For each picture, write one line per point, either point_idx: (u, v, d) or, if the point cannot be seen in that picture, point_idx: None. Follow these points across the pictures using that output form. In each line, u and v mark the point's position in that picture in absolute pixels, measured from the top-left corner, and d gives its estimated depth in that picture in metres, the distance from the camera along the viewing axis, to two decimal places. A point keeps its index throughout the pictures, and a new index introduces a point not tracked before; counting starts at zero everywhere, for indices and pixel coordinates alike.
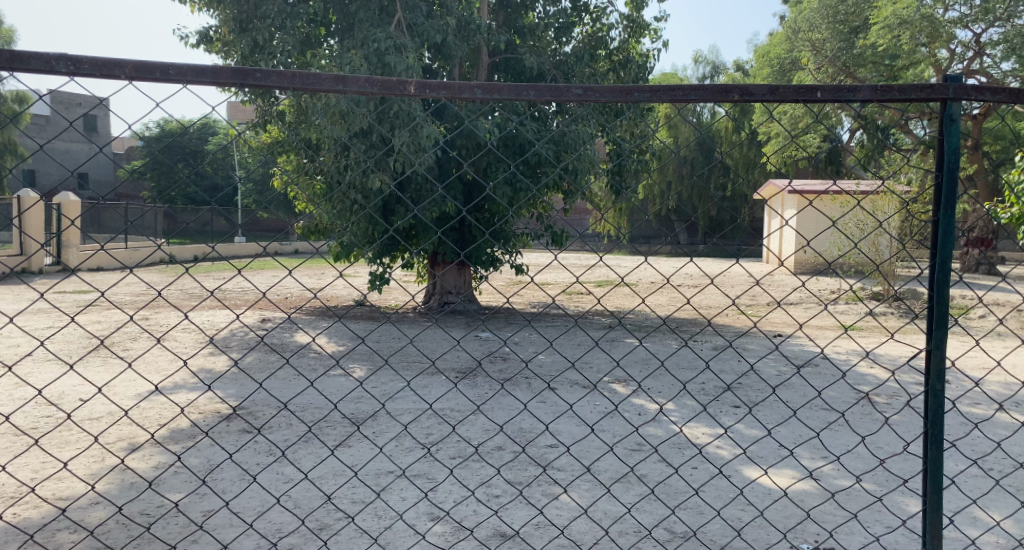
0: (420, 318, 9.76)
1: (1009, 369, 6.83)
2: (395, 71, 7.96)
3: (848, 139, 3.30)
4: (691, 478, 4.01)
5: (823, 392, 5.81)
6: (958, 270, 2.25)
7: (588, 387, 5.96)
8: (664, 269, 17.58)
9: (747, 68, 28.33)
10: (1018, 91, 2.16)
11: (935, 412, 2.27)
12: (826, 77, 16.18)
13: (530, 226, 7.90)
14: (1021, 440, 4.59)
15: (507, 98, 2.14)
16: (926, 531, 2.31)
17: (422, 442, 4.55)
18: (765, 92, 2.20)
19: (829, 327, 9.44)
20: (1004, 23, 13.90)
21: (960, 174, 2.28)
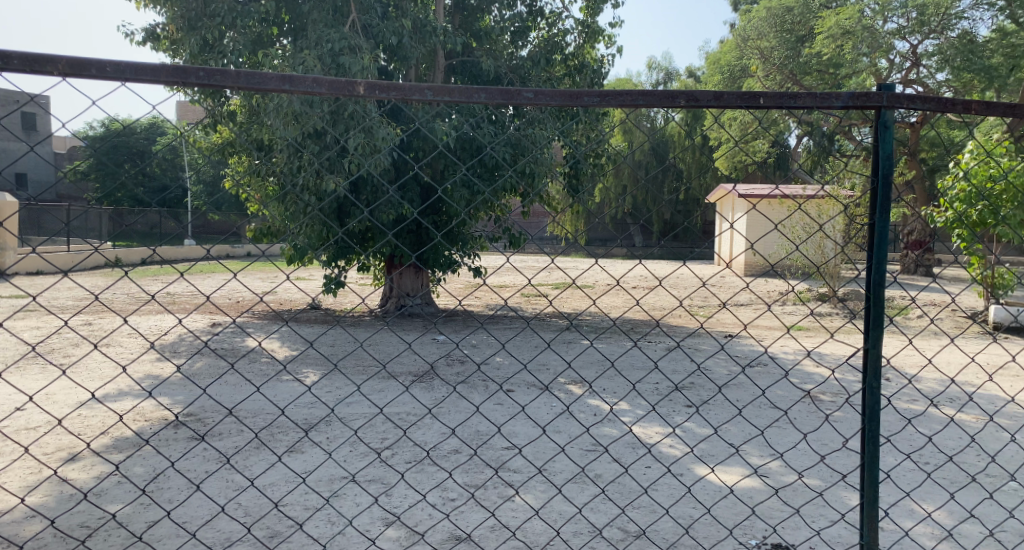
0: (374, 321, 9.74)
1: (941, 367, 7.16)
2: (349, 72, 7.95)
3: (800, 143, 3.43)
4: (642, 477, 4.09)
5: (769, 391, 5.98)
6: (893, 271, 2.34)
7: (542, 388, 6.02)
8: (617, 271, 17.88)
9: (699, 75, 29.10)
10: (947, 100, 2.26)
11: (871, 409, 2.37)
12: (774, 84, 16.82)
13: (486, 230, 7.94)
14: (953, 434, 4.82)
15: (458, 101, 2.16)
16: (862, 525, 2.39)
17: (374, 446, 4.54)
18: (710, 98, 2.26)
19: (773, 327, 9.76)
20: (938, 35, 14.48)
21: (895, 179, 2.37)
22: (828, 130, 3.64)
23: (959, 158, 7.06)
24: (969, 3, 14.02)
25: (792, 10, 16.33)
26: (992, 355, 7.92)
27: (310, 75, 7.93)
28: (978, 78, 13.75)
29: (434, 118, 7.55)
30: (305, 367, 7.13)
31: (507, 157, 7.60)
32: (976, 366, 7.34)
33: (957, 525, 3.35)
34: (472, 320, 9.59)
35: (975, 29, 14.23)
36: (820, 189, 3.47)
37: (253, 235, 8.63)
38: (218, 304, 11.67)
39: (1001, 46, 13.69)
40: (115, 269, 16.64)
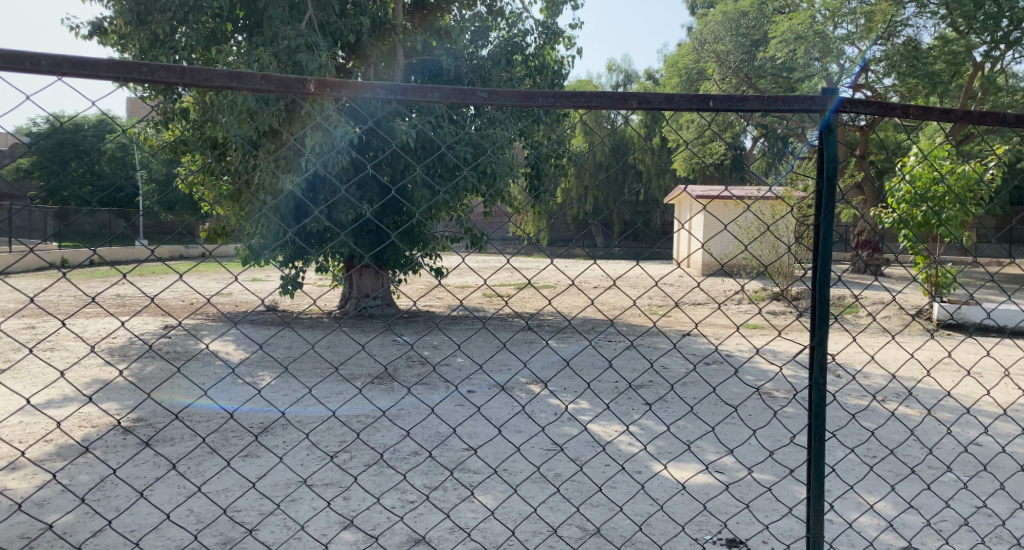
0: (328, 322, 9.66)
1: (884, 363, 7.39)
2: (307, 70, 7.84)
3: (754, 145, 3.49)
4: (598, 475, 4.13)
5: (721, 389, 6.09)
6: (837, 270, 2.40)
7: (499, 388, 6.03)
8: (572, 271, 18.02)
9: (657, 78, 29.55)
10: (888, 104, 2.33)
11: (818, 405, 2.42)
12: (730, 87, 17.26)
13: (445, 230, 7.92)
14: (896, 428, 4.98)
15: (411, 99, 2.14)
16: (809, 519, 2.45)
17: (327, 450, 4.49)
18: (662, 100, 2.29)
19: (723, 325, 9.96)
20: (885, 42, 14.87)
21: (839, 181, 2.43)
22: (782, 133, 3.72)
23: (906, 160, 7.29)
24: (914, 11, 14.46)
25: (747, 14, 16.65)
26: (933, 351, 8.20)
27: (266, 73, 7.82)
28: (922, 84, 14.22)
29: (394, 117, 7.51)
30: (258, 370, 7.02)
31: (466, 156, 7.60)
32: (916, 361, 7.61)
33: (898, 515, 3.47)
34: (429, 320, 9.56)
35: (919, 36, 14.73)
36: (773, 190, 3.54)
37: (205, 235, 8.45)
38: (166, 306, 11.40)
39: (944, 52, 14.40)
40: (59, 270, 16.13)
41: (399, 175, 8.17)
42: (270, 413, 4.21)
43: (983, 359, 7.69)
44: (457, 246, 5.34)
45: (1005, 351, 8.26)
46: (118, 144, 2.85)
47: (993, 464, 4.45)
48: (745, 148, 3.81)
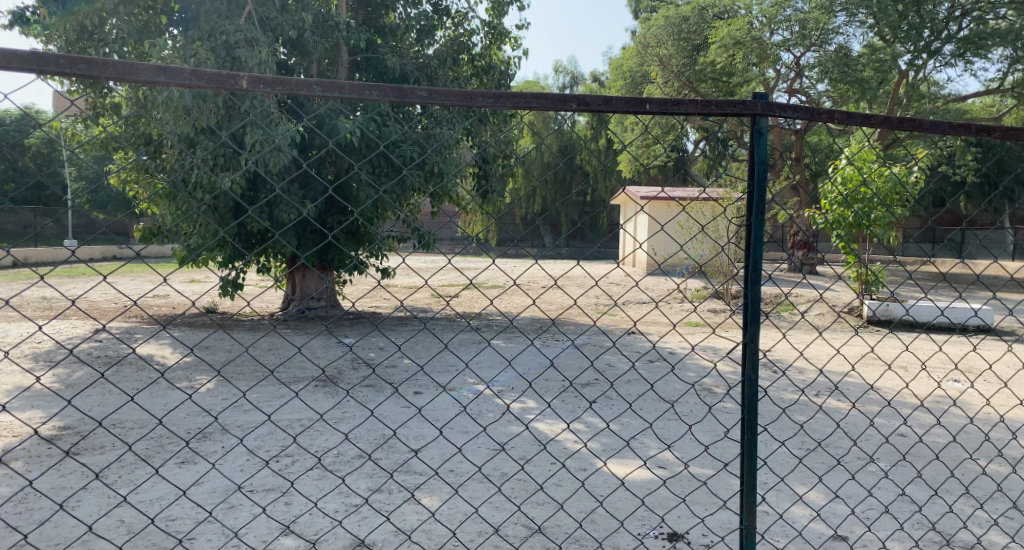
0: (265, 323, 9.50)
1: (812, 358, 7.67)
2: (246, 66, 7.65)
3: (696, 148, 3.54)
4: (539, 472, 4.18)
5: (656, 385, 6.24)
6: (768, 269, 2.48)
7: (438, 389, 6.03)
8: (514, 271, 18.16)
9: (603, 81, 30.00)
10: (814, 111, 2.40)
11: (750, 401, 2.50)
12: (672, 91, 17.73)
13: (390, 231, 7.89)
14: (821, 422, 5.19)
15: (350, 97, 2.10)
16: (743, 511, 2.50)
17: (262, 456, 4.37)
18: (601, 102, 2.31)
19: (659, 323, 10.19)
20: (818, 48, 15.46)
21: (769, 183, 2.50)
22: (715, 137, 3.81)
23: (838, 162, 7.56)
24: (845, 19, 14.96)
25: (689, 20, 16.91)
26: (857, 347, 8.56)
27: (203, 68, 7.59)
28: (851, 89, 14.64)
29: (339, 115, 7.42)
30: (192, 374, 6.85)
31: (411, 157, 7.58)
32: (840, 357, 7.92)
33: (825, 506, 3.62)
34: (370, 322, 9.48)
35: (849, 44, 15.28)
36: (708, 192, 3.65)
37: (136, 236, 8.18)
38: (91, 309, 11.02)
39: (872, 60, 14.85)
40: None
41: (340, 174, 8.06)
42: (204, 419, 4.09)
43: (902, 355, 8.07)
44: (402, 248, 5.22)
45: (923, 346, 8.69)
46: (38, 141, 2.73)
47: (913, 454, 4.66)
48: (681, 151, 3.91)
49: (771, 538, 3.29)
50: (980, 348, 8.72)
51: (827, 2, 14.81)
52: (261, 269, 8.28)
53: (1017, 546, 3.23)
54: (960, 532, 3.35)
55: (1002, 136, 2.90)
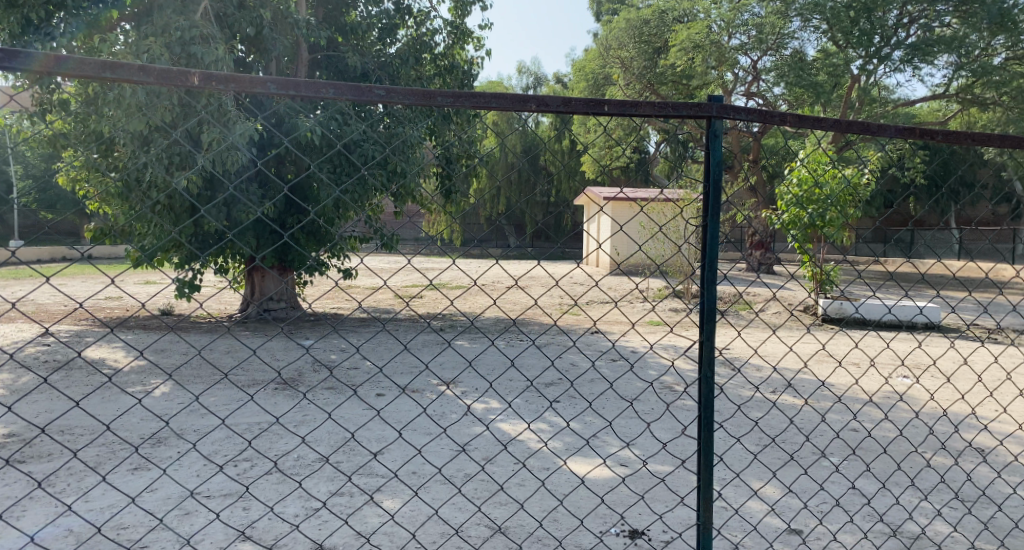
0: (220, 325, 9.32)
1: (766, 356, 7.82)
2: (202, 63, 7.49)
3: (659, 149, 3.56)
4: (495, 475, 4.13)
5: (615, 385, 6.27)
6: (723, 268, 2.45)
7: (398, 391, 5.96)
8: (475, 271, 18.17)
9: (565, 82, 30.25)
10: (768, 113, 2.38)
11: (707, 398, 2.45)
12: (634, 92, 18.03)
13: (349, 231, 7.79)
14: (776, 419, 5.25)
15: (304, 95, 2.03)
16: (700, 508, 2.47)
17: (217, 460, 4.30)
18: (559, 103, 2.21)
19: (618, 323, 10.30)
20: (774, 52, 15.70)
21: (725, 185, 2.48)
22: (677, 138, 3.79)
23: (794, 163, 7.69)
24: (799, 24, 15.32)
25: (649, 23, 17.19)
26: (809, 343, 8.76)
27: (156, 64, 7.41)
28: (806, 93, 14.98)
29: (299, 112, 7.32)
30: (144, 378, 6.68)
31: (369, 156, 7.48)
32: (794, 354, 8.09)
33: (780, 500, 3.64)
34: (329, 323, 9.36)
35: (804, 49, 15.63)
36: (668, 194, 3.65)
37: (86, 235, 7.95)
38: (38, 311, 10.69)
39: (825, 64, 15.09)
40: None
41: (297, 173, 7.94)
42: (158, 423, 3.99)
43: (853, 351, 8.27)
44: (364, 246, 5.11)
45: (871, 342, 8.93)
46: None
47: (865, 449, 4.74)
48: (643, 152, 3.90)
49: (727, 533, 3.28)
50: (927, 344, 8.98)
51: (782, 7, 15.12)
52: (217, 270, 8.12)
53: (962, 538, 3.29)
54: (908, 522, 3.37)
55: (962, 142, 2.89)
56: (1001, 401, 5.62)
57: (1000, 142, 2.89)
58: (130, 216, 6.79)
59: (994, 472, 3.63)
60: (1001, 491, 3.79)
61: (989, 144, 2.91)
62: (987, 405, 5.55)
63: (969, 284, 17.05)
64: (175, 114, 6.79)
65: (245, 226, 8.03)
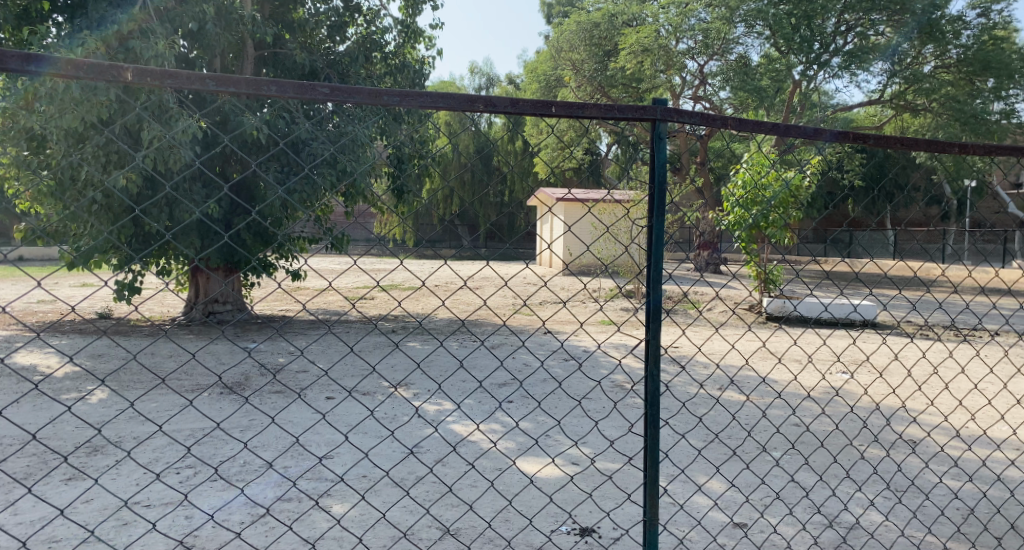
0: (160, 328, 9.10)
1: (709, 353, 8.03)
2: (141, 58, 7.26)
3: (610, 151, 3.65)
4: (446, 476, 4.16)
5: (563, 385, 6.36)
6: (668, 268, 2.54)
7: (345, 394, 5.93)
8: (425, 272, 18.15)
9: (518, 83, 30.52)
10: (710, 116, 2.46)
11: (653, 396, 2.53)
12: (585, 94, 18.34)
13: (298, 231, 7.72)
14: (719, 414, 5.40)
15: (246, 92, 2.02)
16: (646, 504, 2.54)
17: (155, 469, 4.20)
18: (507, 103, 2.25)
19: (566, 323, 10.43)
20: (720, 57, 16.27)
21: (669, 187, 2.56)
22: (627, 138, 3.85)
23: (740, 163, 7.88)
24: (744, 30, 15.71)
25: (600, 26, 17.32)
26: (750, 341, 9.01)
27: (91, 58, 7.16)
28: (750, 97, 15.40)
29: (244, 110, 7.19)
30: (78, 385, 6.48)
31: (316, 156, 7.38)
32: (735, 352, 8.32)
33: (723, 495, 3.76)
34: (276, 325, 9.23)
35: (748, 54, 16.05)
36: (619, 195, 3.73)
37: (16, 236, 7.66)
38: None
39: (768, 69, 15.53)
40: None
41: (242, 172, 7.80)
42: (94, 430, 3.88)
43: (792, 348, 8.55)
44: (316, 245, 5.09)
45: (809, 339, 9.26)
46: None
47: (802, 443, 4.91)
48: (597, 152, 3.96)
49: (674, 528, 3.37)
50: (861, 341, 9.34)
51: (727, 13, 15.47)
52: (159, 272, 7.92)
53: (892, 522, 3.47)
54: (843, 513, 3.53)
55: (892, 146, 3.04)
56: (929, 394, 5.91)
57: (927, 146, 3.05)
58: (63, 217, 6.57)
59: (921, 464, 3.82)
60: (928, 480, 4.00)
61: (917, 149, 3.07)
62: (917, 398, 5.83)
63: (901, 283, 17.78)
64: (112, 111, 6.59)
65: (188, 227, 7.86)
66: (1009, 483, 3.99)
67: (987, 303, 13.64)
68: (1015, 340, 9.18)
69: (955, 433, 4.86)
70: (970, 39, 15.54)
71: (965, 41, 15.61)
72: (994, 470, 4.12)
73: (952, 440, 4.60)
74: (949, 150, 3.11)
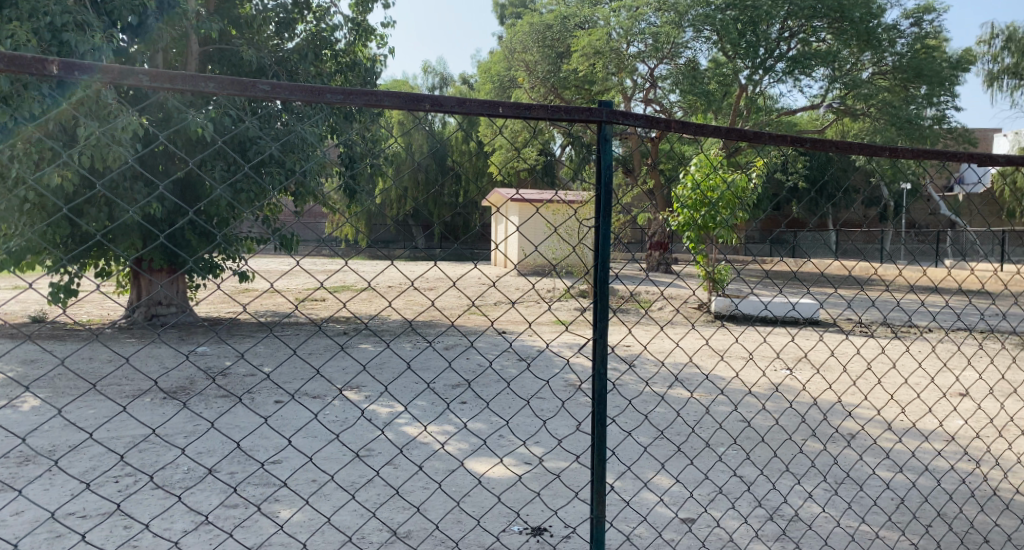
0: (98, 331, 8.85)
1: (655, 352, 8.17)
2: (76, 51, 7.03)
3: (561, 153, 3.67)
4: (393, 479, 4.14)
5: (513, 385, 6.38)
6: (615, 269, 2.57)
7: (291, 398, 5.83)
8: (376, 272, 18.04)
9: (472, 83, 30.55)
10: (655, 118, 2.50)
11: (600, 393, 2.56)
12: (539, 95, 18.40)
13: (244, 232, 7.59)
14: (665, 412, 5.49)
15: (182, 88, 1.97)
16: (592, 502, 2.56)
17: (89, 477, 4.07)
18: (454, 104, 2.23)
19: (516, 323, 10.49)
20: (670, 60, 16.41)
21: (615, 189, 2.58)
22: (575, 139, 3.87)
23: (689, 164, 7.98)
24: (692, 35, 15.99)
25: (552, 28, 17.48)
26: (695, 340, 9.20)
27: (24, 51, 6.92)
28: (698, 101, 15.70)
29: (186, 107, 7.04)
30: (7, 392, 6.26)
31: (262, 156, 7.26)
32: (679, 350, 8.49)
33: (668, 490, 3.83)
34: (220, 327, 9.08)
35: (697, 58, 16.34)
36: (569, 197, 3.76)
37: None
38: None
39: (716, 74, 15.84)
40: None
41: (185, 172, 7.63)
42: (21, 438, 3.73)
43: (734, 346, 8.75)
44: (264, 247, 4.97)
45: (751, 337, 9.51)
46: None
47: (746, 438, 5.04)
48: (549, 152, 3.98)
49: (620, 525, 3.42)
50: (800, 339, 9.64)
51: (676, 18, 15.74)
52: (97, 275, 7.69)
53: (831, 512, 3.59)
54: (783, 506, 3.63)
55: (828, 150, 3.13)
56: (863, 389, 6.14)
57: (861, 149, 3.15)
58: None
59: (858, 457, 3.96)
60: (863, 472, 4.14)
61: (852, 152, 3.17)
62: (852, 393, 6.05)
63: (839, 282, 18.38)
64: (44, 106, 6.37)
65: (128, 228, 7.66)
66: (938, 473, 4.16)
67: (918, 301, 14.22)
68: (944, 337, 9.59)
69: (887, 425, 5.06)
70: (904, 48, 16.13)
71: (900, 49, 16.20)
72: (923, 461, 4.30)
73: (886, 434, 4.77)
74: (881, 153, 3.23)
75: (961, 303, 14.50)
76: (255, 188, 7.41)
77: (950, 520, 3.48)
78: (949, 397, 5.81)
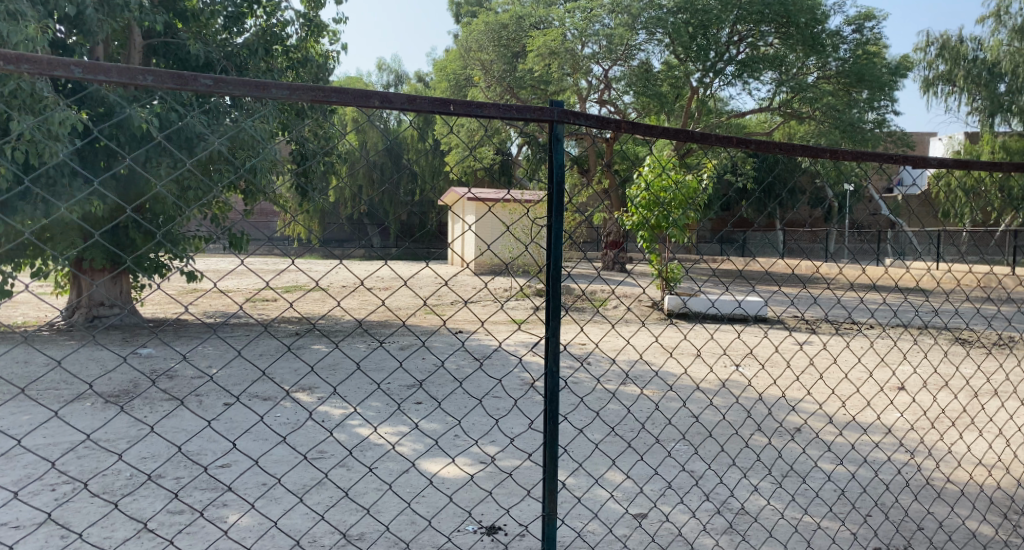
0: (35, 333, 8.57)
1: (605, 350, 8.27)
2: (8, 42, 6.77)
3: (515, 153, 3.67)
4: (343, 480, 4.10)
5: (465, 384, 6.38)
6: (566, 268, 2.58)
7: (239, 401, 5.72)
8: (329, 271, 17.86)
9: (428, 80, 30.44)
10: (605, 119, 2.52)
11: (552, 392, 2.58)
12: (494, 94, 18.37)
13: (191, 231, 7.43)
14: (617, 411, 5.55)
15: (119, 81, 1.89)
16: (544, 499, 2.57)
17: (22, 486, 3.94)
18: (404, 101, 2.19)
19: (468, 322, 10.52)
20: (623, 62, 16.61)
21: (566, 189, 2.59)
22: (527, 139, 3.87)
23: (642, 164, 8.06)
24: (645, 38, 16.20)
25: (507, 27, 17.53)
26: (645, 337, 9.34)
27: None
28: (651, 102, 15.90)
29: (128, 102, 6.85)
30: None
31: (209, 153, 7.11)
32: (628, 348, 8.61)
33: (619, 486, 3.87)
34: (165, 329, 8.86)
35: (650, 60, 16.56)
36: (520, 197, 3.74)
37: None
38: None
39: (668, 76, 16.08)
40: None
41: (127, 170, 7.44)
42: None
43: (682, 343, 8.91)
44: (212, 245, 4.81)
45: (699, 334, 9.71)
46: None
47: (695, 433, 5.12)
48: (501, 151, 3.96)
49: (572, 522, 3.45)
50: (747, 336, 9.87)
51: (629, 19, 15.88)
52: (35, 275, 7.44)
53: (776, 505, 3.67)
54: (730, 499, 3.71)
55: (772, 151, 3.20)
56: (806, 385, 6.31)
57: (804, 152, 3.23)
58: None
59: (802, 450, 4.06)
60: (807, 464, 4.25)
61: (794, 154, 3.25)
62: (796, 388, 6.21)
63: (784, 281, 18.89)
64: None
65: (66, 227, 7.43)
66: (876, 464, 4.30)
67: (858, 298, 14.70)
68: (883, 333, 9.92)
69: (829, 419, 5.22)
70: (847, 53, 16.57)
71: (844, 54, 16.62)
72: (863, 453, 4.44)
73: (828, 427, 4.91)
74: (822, 156, 3.32)
75: (898, 300, 15.05)
76: (202, 186, 7.25)
77: (887, 510, 3.59)
78: (887, 391, 6.01)
